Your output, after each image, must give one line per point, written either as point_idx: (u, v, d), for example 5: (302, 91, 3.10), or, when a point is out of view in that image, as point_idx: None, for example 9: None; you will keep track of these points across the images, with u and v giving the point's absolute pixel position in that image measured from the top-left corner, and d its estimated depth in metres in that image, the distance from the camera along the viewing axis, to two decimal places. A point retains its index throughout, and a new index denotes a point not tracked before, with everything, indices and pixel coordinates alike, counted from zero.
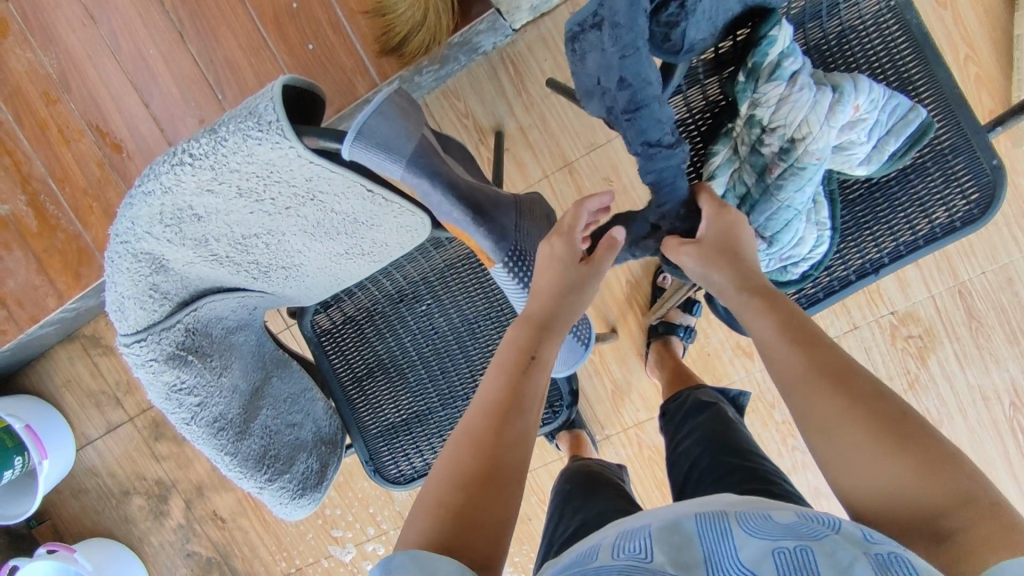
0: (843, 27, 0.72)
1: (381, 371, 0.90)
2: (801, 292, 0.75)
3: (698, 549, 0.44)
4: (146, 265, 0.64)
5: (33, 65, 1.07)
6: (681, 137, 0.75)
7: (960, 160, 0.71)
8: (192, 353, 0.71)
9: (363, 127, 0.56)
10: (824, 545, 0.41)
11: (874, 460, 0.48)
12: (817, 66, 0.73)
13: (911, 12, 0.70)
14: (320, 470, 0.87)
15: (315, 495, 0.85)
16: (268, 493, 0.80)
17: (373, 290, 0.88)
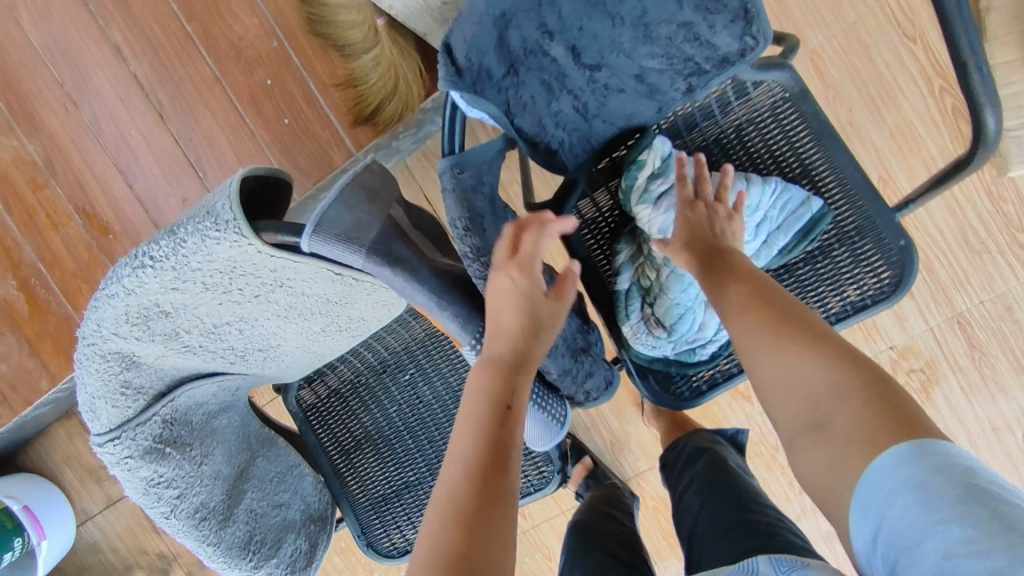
0: (739, 121, 0.72)
1: (368, 444, 0.88)
2: (715, 369, 0.75)
3: None
4: (116, 364, 0.63)
5: (21, 154, 1.09)
6: (593, 235, 0.76)
7: (868, 242, 0.70)
8: (170, 445, 0.71)
9: (320, 219, 0.56)
10: None
11: (790, 366, 0.53)
12: (718, 159, 0.74)
13: (807, 101, 0.69)
14: (309, 549, 0.84)
15: None
16: None
17: (355, 362, 0.87)
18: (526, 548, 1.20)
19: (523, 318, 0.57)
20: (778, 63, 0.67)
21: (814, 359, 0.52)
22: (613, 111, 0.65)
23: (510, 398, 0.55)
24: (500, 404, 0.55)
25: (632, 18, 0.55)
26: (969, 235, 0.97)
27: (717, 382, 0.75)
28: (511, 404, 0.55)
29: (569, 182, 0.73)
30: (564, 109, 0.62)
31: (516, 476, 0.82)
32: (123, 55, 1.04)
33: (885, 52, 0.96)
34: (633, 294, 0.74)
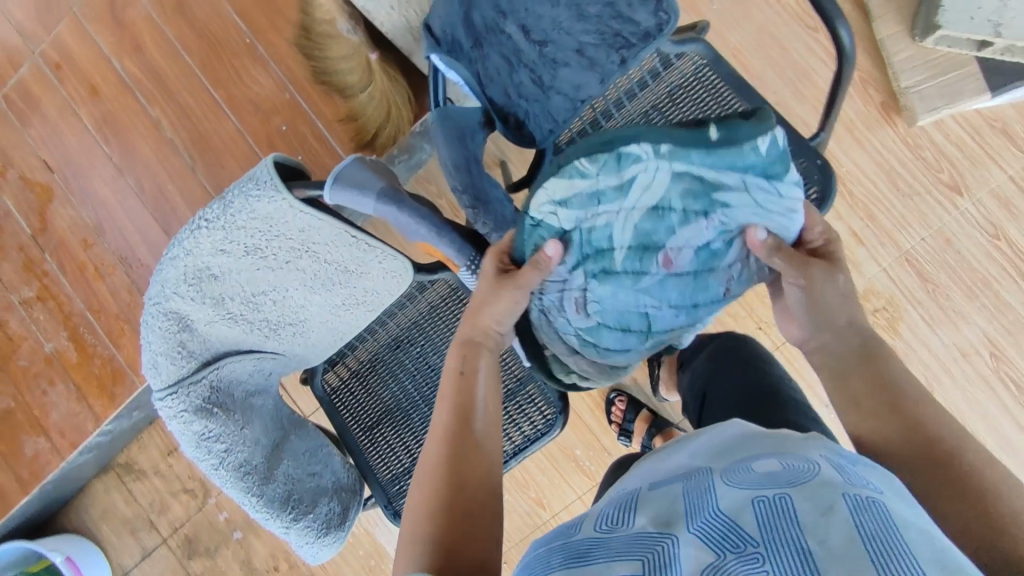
0: (670, 87, 0.86)
1: (388, 417, 0.98)
2: None
3: (681, 511, 0.48)
4: (174, 324, 0.75)
5: (74, 218, 1.26)
6: None
7: (792, 167, 0.83)
8: (217, 407, 0.81)
9: (337, 175, 0.70)
10: (800, 489, 0.45)
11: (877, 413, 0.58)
12: (659, 121, 0.87)
13: (721, 64, 0.85)
14: (342, 511, 0.92)
15: (339, 534, 0.90)
16: (294, 533, 0.85)
17: (372, 342, 0.98)
18: None
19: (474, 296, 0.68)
20: (693, 38, 0.84)
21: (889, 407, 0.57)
22: (563, 82, 0.79)
23: (461, 364, 0.65)
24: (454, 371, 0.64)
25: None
26: (899, 182, 1.10)
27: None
28: (464, 367, 0.64)
29: (538, 155, 0.87)
30: (522, 82, 0.77)
31: (523, 424, 0.91)
32: (159, 123, 1.23)
33: (795, 42, 1.15)
34: (585, 197, 0.64)
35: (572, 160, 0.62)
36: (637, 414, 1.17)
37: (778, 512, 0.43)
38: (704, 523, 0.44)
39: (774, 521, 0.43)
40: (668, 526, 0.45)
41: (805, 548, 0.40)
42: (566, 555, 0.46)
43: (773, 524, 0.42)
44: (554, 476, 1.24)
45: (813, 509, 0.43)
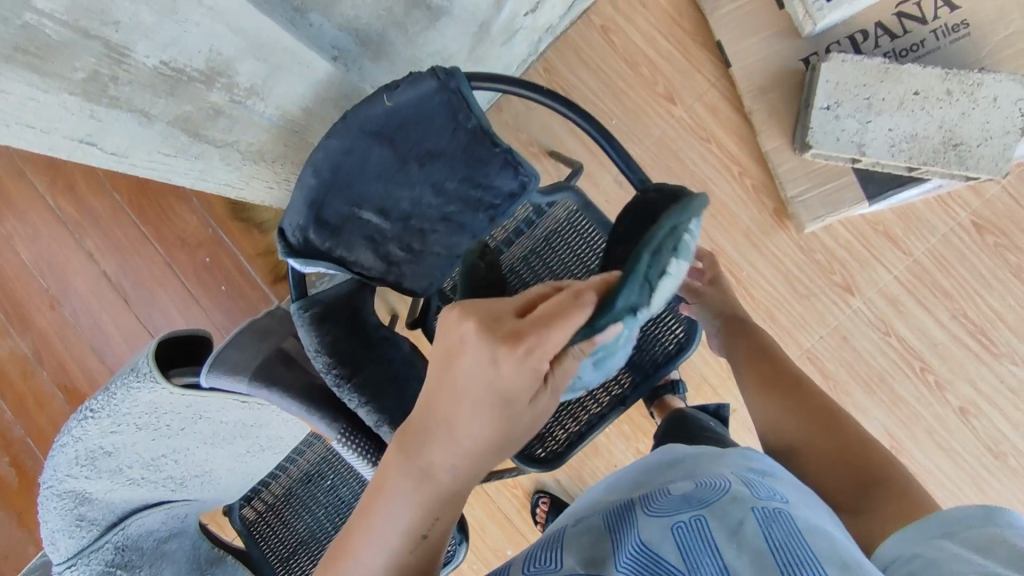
0: (546, 233, 0.91)
1: (303, 548, 1.01)
2: (568, 431, 0.91)
3: (609, 540, 0.54)
4: (71, 501, 0.79)
5: (13, 349, 1.31)
6: None
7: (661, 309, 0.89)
8: (122, 568, 0.84)
9: (213, 360, 0.74)
10: (712, 511, 0.52)
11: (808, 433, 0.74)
12: (539, 268, 0.91)
13: (593, 212, 0.90)
14: None
15: None
16: None
17: (285, 477, 1.03)
18: None
19: (493, 416, 0.45)
20: (562, 188, 0.89)
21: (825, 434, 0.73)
22: (437, 244, 0.83)
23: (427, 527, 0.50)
24: (417, 535, 0.50)
25: (422, 182, 0.75)
26: (795, 285, 1.14)
27: (573, 442, 0.91)
28: (429, 532, 0.50)
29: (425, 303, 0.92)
30: (393, 251, 0.80)
31: None
32: (93, 255, 1.28)
33: (692, 153, 1.18)
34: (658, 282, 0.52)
35: (680, 236, 0.55)
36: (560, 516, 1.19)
37: (694, 534, 0.50)
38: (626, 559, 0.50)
39: (694, 547, 0.49)
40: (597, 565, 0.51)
41: (721, 565, 0.48)
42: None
43: (693, 551, 0.49)
44: None
45: (726, 535, 0.49)
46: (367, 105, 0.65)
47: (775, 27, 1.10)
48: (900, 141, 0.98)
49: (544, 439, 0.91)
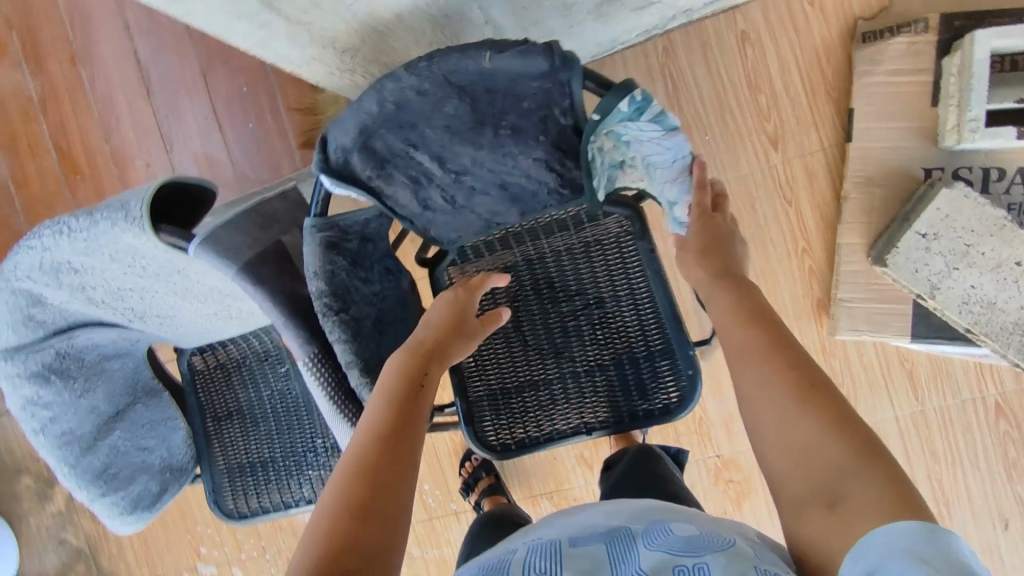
0: (589, 240, 0.85)
1: (238, 417, 1.00)
2: (526, 432, 0.86)
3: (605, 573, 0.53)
4: (24, 299, 0.77)
5: (20, 86, 1.23)
6: None
7: (666, 363, 0.83)
8: (57, 374, 0.83)
9: (207, 235, 0.68)
10: (716, 564, 0.50)
11: (788, 437, 0.56)
12: (568, 268, 0.86)
13: (644, 240, 0.83)
14: (158, 491, 0.97)
15: (146, 514, 0.95)
16: (100, 504, 0.89)
17: (245, 345, 1.00)
18: None
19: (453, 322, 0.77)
20: (621, 203, 0.82)
21: (811, 432, 0.55)
22: (479, 206, 0.78)
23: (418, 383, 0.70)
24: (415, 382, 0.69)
25: (489, 144, 0.69)
26: None
27: (524, 444, 0.86)
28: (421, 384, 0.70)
29: (439, 251, 0.87)
30: (432, 197, 0.74)
31: None
32: (130, 31, 1.18)
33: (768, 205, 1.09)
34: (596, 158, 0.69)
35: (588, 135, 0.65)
36: (486, 474, 1.16)
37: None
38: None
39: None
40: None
41: None
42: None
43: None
44: None
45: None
46: (459, 56, 0.59)
47: (915, 122, 1.03)
48: (974, 302, 0.93)
49: (499, 428, 0.86)
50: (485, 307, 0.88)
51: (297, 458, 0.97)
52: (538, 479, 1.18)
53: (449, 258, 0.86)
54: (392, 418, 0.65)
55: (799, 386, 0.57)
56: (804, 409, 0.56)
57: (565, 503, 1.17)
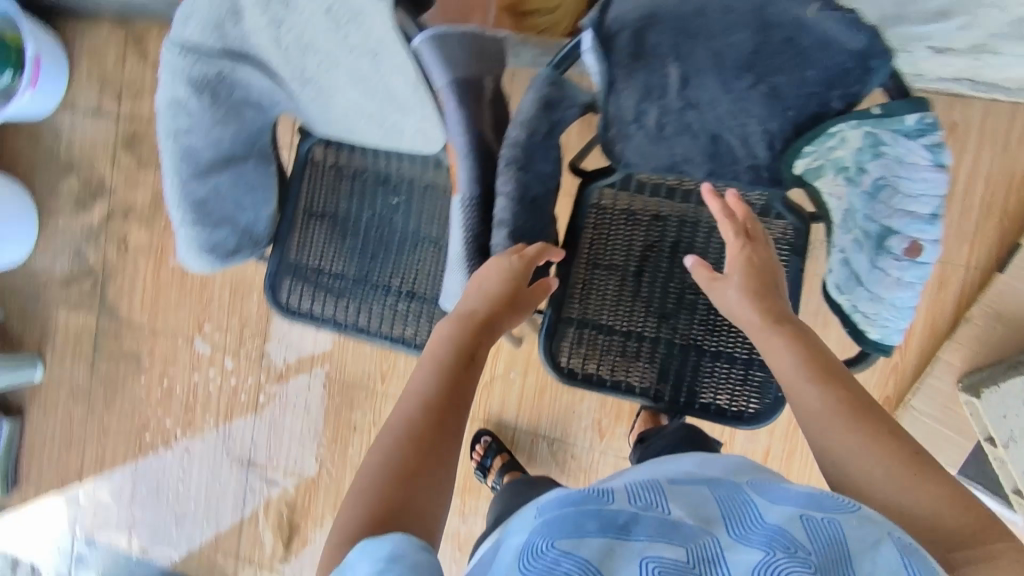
0: None
1: (330, 222, 0.99)
2: (597, 370, 0.87)
3: (718, 515, 0.59)
4: (228, 5, 0.75)
5: None
6: (599, 220, 0.88)
7: (759, 374, 0.84)
8: (210, 91, 0.81)
9: (439, 34, 0.67)
10: (842, 518, 0.57)
11: (868, 463, 0.62)
12: (714, 246, 0.85)
13: (798, 257, 0.83)
14: (233, 249, 0.93)
15: (217, 263, 0.92)
16: (184, 230, 0.87)
17: (369, 160, 0.98)
18: (365, 403, 1.32)
19: (510, 290, 0.74)
20: (798, 211, 0.82)
21: (883, 456, 0.62)
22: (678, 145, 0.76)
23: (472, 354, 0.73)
24: (464, 358, 0.73)
25: (737, 91, 0.68)
26: None
27: (591, 380, 0.87)
28: (472, 360, 0.73)
29: (605, 169, 0.86)
30: (648, 111, 0.73)
31: (407, 326, 0.96)
32: None
33: None
34: (827, 147, 0.70)
35: (851, 122, 0.66)
36: (496, 455, 1.19)
37: (823, 530, 0.55)
38: (746, 534, 0.55)
39: (822, 536, 0.54)
40: (708, 524, 0.57)
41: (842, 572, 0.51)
42: (613, 521, 0.56)
43: (819, 541, 0.54)
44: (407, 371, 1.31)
45: (857, 542, 0.54)
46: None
47: None
48: None
49: (576, 354, 0.88)
50: (615, 245, 0.88)
51: (368, 286, 0.97)
52: (547, 421, 1.21)
53: (612, 178, 0.86)
54: (439, 394, 0.70)
55: (873, 426, 0.64)
56: (874, 440, 0.63)
57: (561, 453, 1.20)
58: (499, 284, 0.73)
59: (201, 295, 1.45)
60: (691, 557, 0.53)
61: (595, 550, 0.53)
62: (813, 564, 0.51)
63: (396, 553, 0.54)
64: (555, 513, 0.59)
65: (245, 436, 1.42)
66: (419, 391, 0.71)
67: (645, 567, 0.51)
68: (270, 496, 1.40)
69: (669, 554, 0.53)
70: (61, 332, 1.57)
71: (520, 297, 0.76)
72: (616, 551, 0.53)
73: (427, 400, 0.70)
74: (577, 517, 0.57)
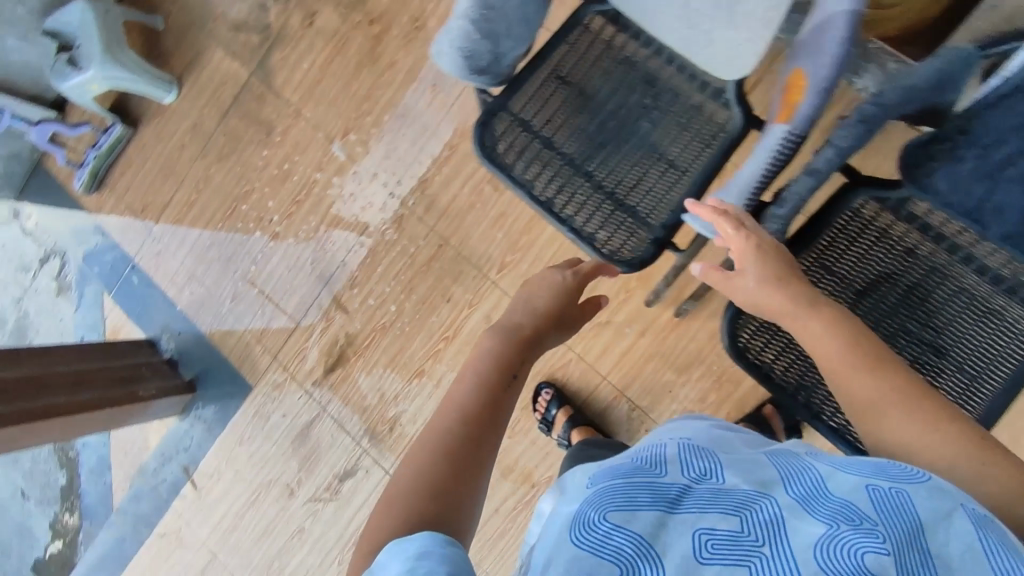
0: (999, 310, 0.78)
1: (573, 94, 0.92)
2: (770, 363, 0.84)
3: (775, 481, 0.58)
4: None
5: None
6: (850, 225, 0.82)
7: None
8: None
9: None
10: (916, 490, 0.56)
11: (921, 437, 0.65)
12: (954, 307, 0.79)
13: None
14: (483, 69, 0.86)
15: (464, 73, 0.85)
16: (459, 23, 0.81)
17: (644, 52, 0.90)
18: (471, 283, 1.28)
19: (559, 306, 0.99)
20: None
21: (934, 434, 0.64)
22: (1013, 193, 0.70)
23: (517, 372, 0.88)
24: (508, 374, 0.87)
25: None
26: None
27: (759, 369, 0.84)
28: (516, 374, 0.88)
29: (891, 180, 0.80)
30: None
31: (603, 229, 0.88)
32: None
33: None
34: None
35: None
36: (559, 408, 1.17)
37: (890, 501, 0.54)
38: (811, 503, 0.54)
39: (891, 508, 0.53)
40: (765, 489, 0.56)
41: (922, 551, 0.50)
42: (666, 493, 0.55)
43: (889, 513, 0.53)
44: (527, 275, 1.25)
45: (928, 512, 0.53)
46: None
47: None
48: None
49: (758, 338, 0.85)
50: (845, 256, 0.82)
51: (581, 173, 0.90)
52: (640, 387, 1.17)
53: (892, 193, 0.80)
54: (475, 412, 0.81)
55: (916, 409, 0.66)
56: (926, 424, 0.65)
57: (639, 422, 1.16)
58: (549, 301, 0.98)
59: (361, 103, 1.38)
60: (749, 525, 0.52)
61: (647, 525, 0.52)
62: (884, 534, 0.50)
63: (425, 550, 0.59)
64: (605, 485, 0.58)
65: (337, 255, 1.37)
66: (460, 402, 0.83)
67: (698, 540, 0.51)
68: (335, 320, 1.37)
69: (723, 526, 0.52)
70: (208, 70, 1.52)
71: (563, 317, 0.99)
72: (669, 526, 0.52)
73: (461, 422, 0.80)
74: (623, 488, 0.56)
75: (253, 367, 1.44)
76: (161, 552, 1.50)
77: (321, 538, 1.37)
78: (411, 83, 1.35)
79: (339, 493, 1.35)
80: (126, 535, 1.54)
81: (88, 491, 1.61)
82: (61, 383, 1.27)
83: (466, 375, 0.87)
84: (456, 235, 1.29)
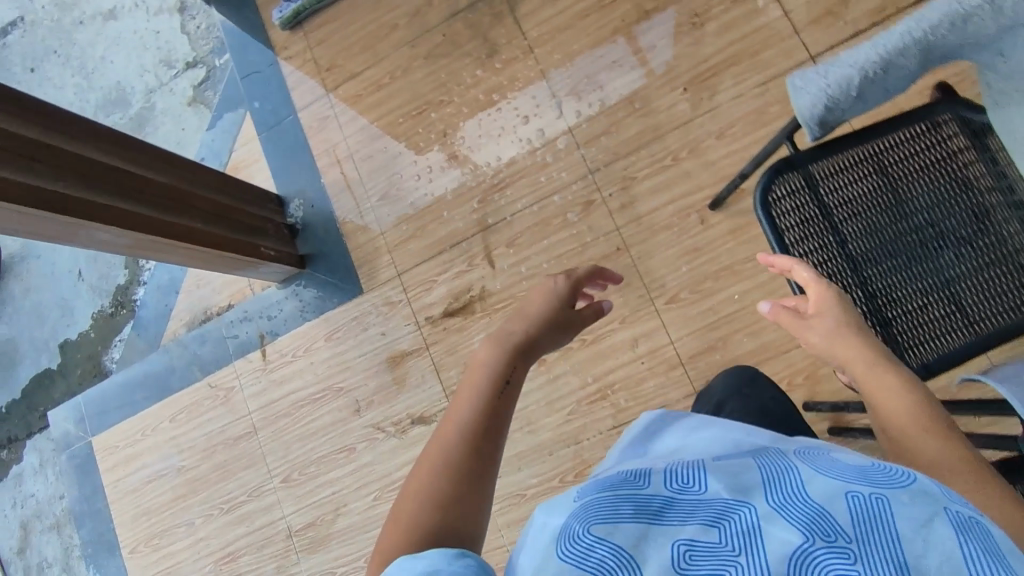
0: None
1: (884, 188, 0.82)
2: None
3: (750, 482, 0.51)
4: None
5: None
6: None
7: None
8: None
9: None
10: (901, 494, 0.47)
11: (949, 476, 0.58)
12: None
13: None
14: (827, 124, 0.74)
15: (810, 116, 0.73)
16: (843, 65, 0.71)
17: (983, 182, 0.80)
18: (631, 302, 1.20)
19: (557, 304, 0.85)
20: None
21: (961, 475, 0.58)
22: None
23: (510, 376, 0.74)
24: (503, 381, 0.73)
25: None
26: None
27: None
28: (509, 382, 0.74)
29: None
30: None
31: None
32: None
33: None
34: None
35: None
36: None
37: (873, 513, 0.45)
38: (788, 506, 0.47)
39: (870, 521, 0.45)
40: (745, 494, 0.49)
41: (901, 561, 0.42)
42: (647, 506, 0.50)
43: (871, 525, 0.45)
44: (691, 321, 1.18)
45: (910, 526, 0.44)
46: None
47: None
48: None
49: None
50: None
51: (855, 273, 0.81)
52: None
53: None
54: (479, 416, 0.70)
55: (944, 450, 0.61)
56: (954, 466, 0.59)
57: None
58: (544, 302, 0.85)
59: (601, 71, 1.27)
60: (725, 537, 0.46)
61: (631, 537, 0.47)
62: (861, 555, 0.43)
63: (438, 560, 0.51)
64: (591, 498, 0.53)
65: (508, 208, 1.30)
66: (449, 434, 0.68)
67: (677, 552, 0.46)
68: (477, 269, 1.30)
69: (703, 537, 0.47)
70: None
71: (568, 320, 0.84)
72: (651, 538, 0.47)
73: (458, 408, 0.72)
74: (614, 502, 0.51)
75: (373, 274, 1.37)
76: (205, 399, 1.47)
77: (368, 466, 1.33)
78: (662, 76, 1.23)
79: (405, 433, 1.31)
80: (177, 365, 1.51)
81: (151, 296, 1.58)
82: (205, 210, 1.22)
83: (463, 387, 0.74)
84: (637, 247, 1.21)
